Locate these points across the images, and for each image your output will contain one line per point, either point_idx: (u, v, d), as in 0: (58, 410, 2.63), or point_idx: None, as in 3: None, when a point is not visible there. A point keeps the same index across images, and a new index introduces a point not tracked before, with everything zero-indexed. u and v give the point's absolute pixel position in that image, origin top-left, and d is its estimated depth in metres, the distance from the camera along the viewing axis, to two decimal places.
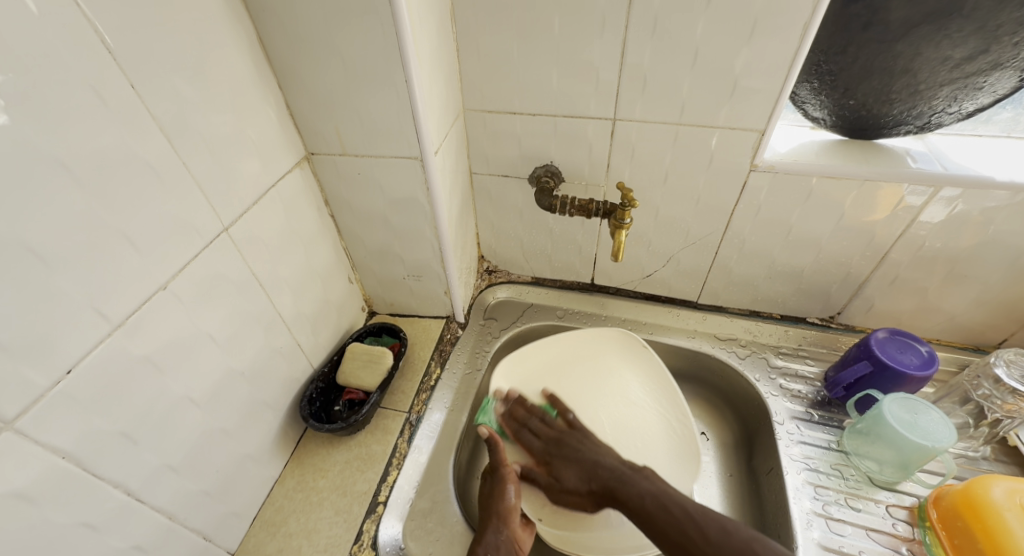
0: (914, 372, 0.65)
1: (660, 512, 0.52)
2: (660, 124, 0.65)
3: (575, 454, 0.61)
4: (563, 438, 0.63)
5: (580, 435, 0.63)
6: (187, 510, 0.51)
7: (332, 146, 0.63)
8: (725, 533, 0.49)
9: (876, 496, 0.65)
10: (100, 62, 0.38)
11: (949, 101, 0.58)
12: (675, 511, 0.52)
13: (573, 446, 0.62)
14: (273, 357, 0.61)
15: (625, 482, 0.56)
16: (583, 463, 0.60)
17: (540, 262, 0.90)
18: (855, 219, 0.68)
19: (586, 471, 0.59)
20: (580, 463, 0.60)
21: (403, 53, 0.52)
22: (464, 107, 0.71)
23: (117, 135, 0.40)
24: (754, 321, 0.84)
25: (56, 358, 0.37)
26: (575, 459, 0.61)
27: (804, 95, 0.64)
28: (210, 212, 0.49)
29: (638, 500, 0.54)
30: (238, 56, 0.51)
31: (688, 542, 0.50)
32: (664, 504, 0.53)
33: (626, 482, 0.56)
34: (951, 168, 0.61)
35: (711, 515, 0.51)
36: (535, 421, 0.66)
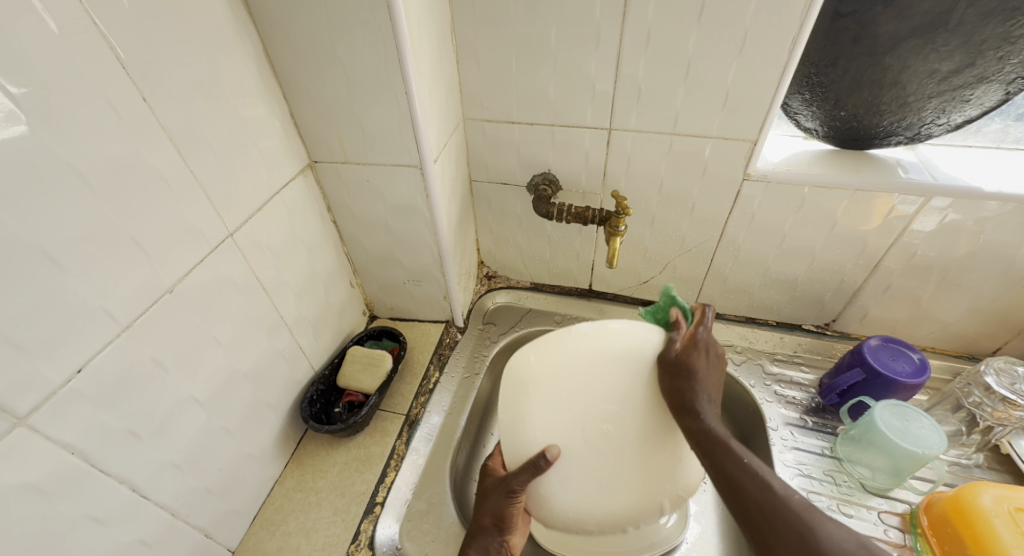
0: (905, 379, 0.65)
1: (728, 474, 0.47)
2: (654, 134, 0.67)
3: (692, 369, 0.51)
4: (704, 348, 0.53)
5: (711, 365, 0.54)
6: (190, 506, 0.52)
7: (335, 154, 0.64)
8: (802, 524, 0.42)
9: (868, 502, 0.65)
10: (114, 76, 0.40)
11: (938, 113, 0.59)
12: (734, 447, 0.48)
13: (703, 355, 0.53)
14: (274, 358, 0.63)
15: (727, 431, 0.49)
16: (700, 368, 0.51)
17: (539, 268, 0.92)
18: (847, 228, 0.69)
19: (688, 400, 0.49)
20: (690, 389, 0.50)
21: (403, 65, 0.54)
22: (464, 116, 0.73)
23: (130, 144, 0.42)
24: (750, 328, 0.85)
25: (68, 357, 0.39)
26: (692, 375, 0.51)
27: (796, 106, 0.66)
28: (216, 217, 0.51)
29: (723, 439, 0.48)
30: (244, 67, 0.53)
31: (766, 504, 0.44)
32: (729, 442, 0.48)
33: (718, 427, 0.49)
34: (941, 179, 0.62)
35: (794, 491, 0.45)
36: (678, 329, 0.55)
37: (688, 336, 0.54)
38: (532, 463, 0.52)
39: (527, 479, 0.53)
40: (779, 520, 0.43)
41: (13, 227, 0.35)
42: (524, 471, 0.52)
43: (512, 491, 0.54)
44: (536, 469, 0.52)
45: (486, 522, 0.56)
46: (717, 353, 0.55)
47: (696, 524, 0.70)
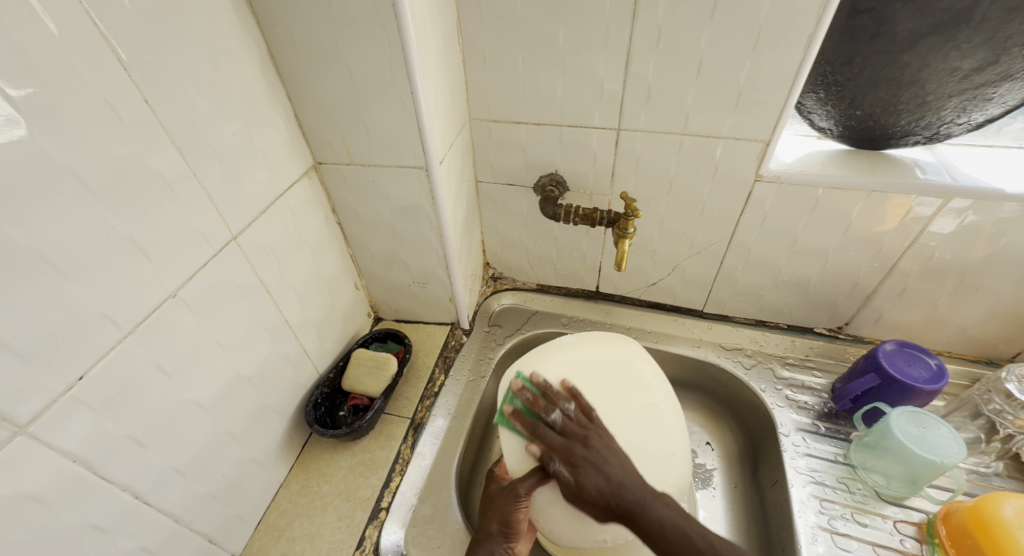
0: (922, 386, 0.64)
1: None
2: (664, 134, 0.65)
3: (596, 488, 0.51)
4: (585, 438, 0.53)
5: (602, 439, 0.53)
6: (193, 513, 0.51)
7: (339, 155, 0.64)
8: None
9: (882, 511, 0.64)
10: (115, 77, 0.39)
11: (958, 112, 0.57)
12: (665, 525, 0.49)
13: (585, 459, 0.52)
14: (279, 362, 0.62)
15: (643, 505, 0.50)
16: (599, 478, 0.51)
17: (545, 270, 0.91)
18: (862, 230, 0.67)
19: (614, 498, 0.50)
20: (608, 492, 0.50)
21: (409, 65, 0.53)
22: (470, 116, 0.72)
23: (130, 147, 0.41)
24: (760, 331, 0.84)
25: (69, 364, 0.39)
26: (599, 490, 0.50)
27: (810, 105, 0.64)
28: (220, 221, 0.50)
29: (656, 527, 0.49)
30: (248, 68, 0.52)
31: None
32: (648, 510, 0.49)
33: (647, 508, 0.49)
34: (961, 180, 0.61)
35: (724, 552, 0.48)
36: (557, 416, 0.55)
37: (562, 446, 0.53)
38: (539, 471, 0.55)
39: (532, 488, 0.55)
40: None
41: (12, 233, 0.34)
42: (530, 477, 0.56)
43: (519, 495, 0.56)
44: (543, 477, 0.55)
45: (492, 528, 0.56)
46: (602, 429, 0.55)
47: None
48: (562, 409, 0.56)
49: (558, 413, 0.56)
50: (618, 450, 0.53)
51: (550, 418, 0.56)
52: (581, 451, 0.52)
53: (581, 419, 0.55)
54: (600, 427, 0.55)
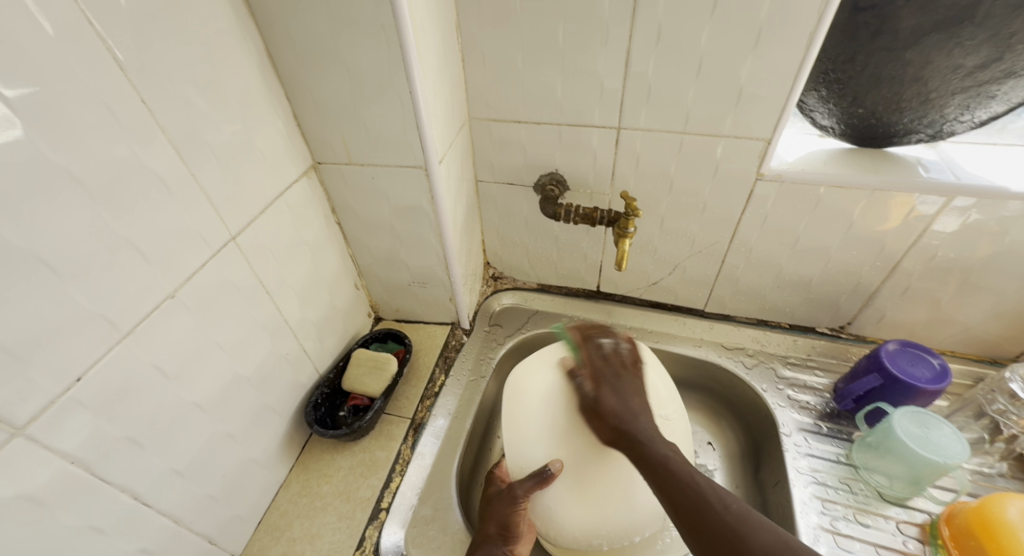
0: (925, 386, 0.63)
1: (667, 478, 0.47)
2: (665, 132, 0.65)
3: (611, 408, 0.53)
4: (612, 371, 0.56)
5: (632, 378, 0.56)
6: (193, 513, 0.51)
7: (339, 155, 0.64)
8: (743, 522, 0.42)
9: (885, 511, 0.63)
10: (112, 78, 0.39)
11: (961, 109, 0.57)
12: (664, 453, 0.48)
13: (610, 384, 0.55)
14: (278, 363, 0.62)
15: (648, 437, 0.50)
16: (618, 402, 0.53)
17: (546, 269, 0.90)
18: (864, 229, 0.66)
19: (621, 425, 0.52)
20: (615, 420, 0.52)
21: (408, 65, 0.53)
22: (469, 116, 0.72)
23: (127, 148, 0.41)
24: (762, 330, 0.83)
25: (66, 366, 0.38)
26: (614, 412, 0.53)
27: (812, 103, 0.64)
28: (218, 221, 0.50)
29: (658, 459, 0.48)
30: (246, 68, 0.52)
31: (704, 506, 0.44)
32: (651, 445, 0.49)
33: (649, 442, 0.50)
34: (964, 178, 0.60)
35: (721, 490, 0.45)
36: (612, 342, 0.59)
37: (590, 365, 0.57)
38: (536, 473, 0.56)
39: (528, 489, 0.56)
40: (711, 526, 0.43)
41: (11, 235, 0.34)
42: (527, 480, 0.56)
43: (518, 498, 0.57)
44: (540, 480, 0.56)
45: (491, 530, 0.57)
46: (625, 362, 0.57)
47: None
48: (615, 341, 0.59)
49: (610, 343, 0.59)
50: (642, 391, 0.55)
51: (598, 345, 0.58)
52: (604, 370, 0.56)
53: (625, 357, 0.58)
54: (637, 373, 0.57)
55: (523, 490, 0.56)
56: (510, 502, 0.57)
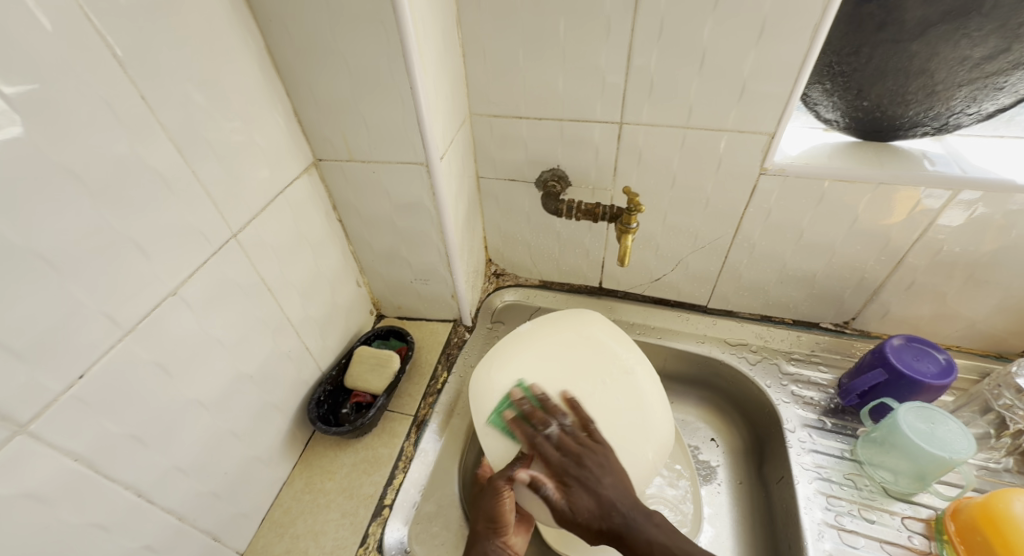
0: (930, 381, 0.63)
1: None
2: (667, 127, 0.65)
3: (586, 512, 0.49)
4: (580, 457, 0.51)
5: (597, 456, 0.52)
6: (196, 511, 0.51)
7: (339, 152, 0.63)
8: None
9: (891, 507, 0.63)
10: (112, 75, 0.39)
11: (968, 102, 0.56)
12: (653, 545, 0.48)
13: (576, 481, 0.50)
14: (281, 360, 0.62)
15: (634, 530, 0.48)
16: (590, 500, 0.50)
17: (548, 266, 0.90)
18: (869, 223, 0.66)
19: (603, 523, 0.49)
20: (597, 520, 0.49)
21: (408, 60, 0.52)
22: (470, 112, 0.71)
23: (127, 145, 0.41)
24: (765, 326, 0.83)
25: (68, 364, 0.38)
26: (592, 513, 0.49)
27: (816, 97, 0.63)
28: (219, 219, 0.50)
29: (648, 550, 0.48)
30: (246, 64, 0.52)
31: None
32: (646, 540, 0.48)
33: (628, 529, 0.49)
34: (971, 171, 0.59)
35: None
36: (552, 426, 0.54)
37: (567, 471, 0.51)
38: (516, 459, 0.54)
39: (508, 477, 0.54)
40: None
41: (11, 233, 0.34)
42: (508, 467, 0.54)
43: (501, 490, 0.54)
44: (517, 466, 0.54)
45: (479, 527, 0.55)
46: (575, 438, 0.53)
47: (710, 527, 0.71)
48: (558, 424, 0.54)
49: (556, 428, 0.54)
50: (615, 468, 0.52)
51: (546, 434, 0.54)
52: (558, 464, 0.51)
53: (576, 433, 0.54)
54: (601, 444, 0.53)
55: (505, 480, 0.54)
56: (493, 494, 0.55)
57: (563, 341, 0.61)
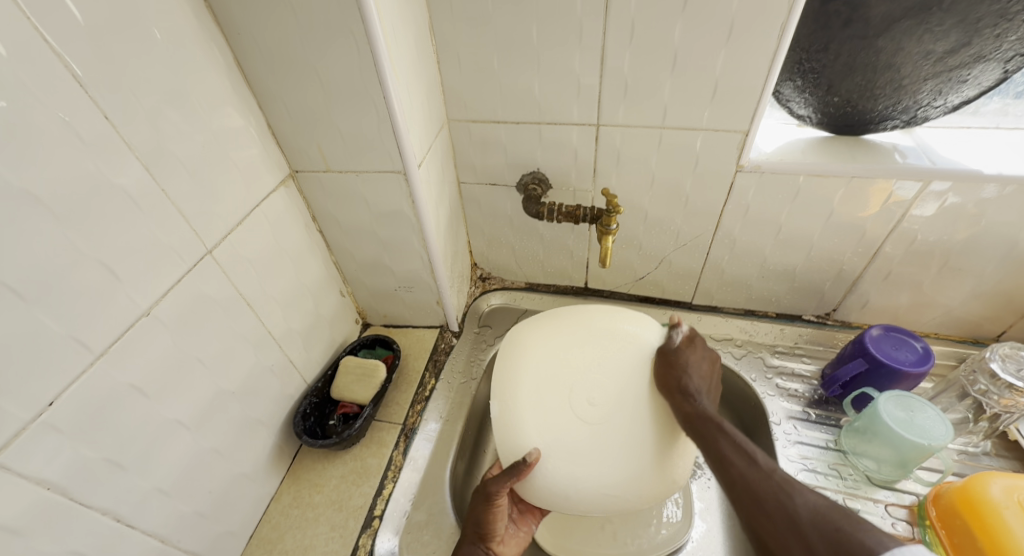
0: (909, 369, 0.64)
1: (711, 437, 0.47)
2: (644, 128, 0.65)
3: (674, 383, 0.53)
4: (677, 353, 0.55)
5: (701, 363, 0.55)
6: (179, 531, 0.51)
7: (316, 163, 0.63)
8: (783, 504, 0.40)
9: (874, 495, 0.64)
10: (73, 97, 0.38)
11: (934, 95, 0.57)
12: (736, 440, 0.46)
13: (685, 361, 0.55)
14: (264, 375, 0.61)
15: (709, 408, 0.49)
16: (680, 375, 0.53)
17: (533, 268, 0.90)
18: (845, 216, 0.67)
19: (678, 383, 0.53)
20: (677, 370, 0.54)
21: (379, 70, 0.52)
22: (448, 117, 0.71)
23: (92, 166, 0.40)
24: (749, 320, 0.84)
25: (37, 392, 0.38)
26: (684, 365, 0.54)
27: (788, 93, 0.64)
28: (194, 236, 0.50)
29: (710, 421, 0.48)
30: (216, 78, 0.51)
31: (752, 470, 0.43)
32: (727, 435, 0.47)
33: (700, 404, 0.50)
34: (940, 162, 0.61)
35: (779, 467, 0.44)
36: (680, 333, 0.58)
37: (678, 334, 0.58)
38: (512, 467, 0.53)
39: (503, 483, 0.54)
40: (757, 481, 0.42)
41: None
42: (503, 471, 0.54)
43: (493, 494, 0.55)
44: (512, 471, 0.53)
45: (468, 529, 0.57)
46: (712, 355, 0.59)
47: (701, 520, 0.69)
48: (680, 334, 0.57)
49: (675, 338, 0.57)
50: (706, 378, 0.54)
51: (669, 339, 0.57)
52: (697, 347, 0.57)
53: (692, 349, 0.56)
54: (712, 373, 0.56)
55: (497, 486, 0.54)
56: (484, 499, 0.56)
57: (532, 400, 0.55)
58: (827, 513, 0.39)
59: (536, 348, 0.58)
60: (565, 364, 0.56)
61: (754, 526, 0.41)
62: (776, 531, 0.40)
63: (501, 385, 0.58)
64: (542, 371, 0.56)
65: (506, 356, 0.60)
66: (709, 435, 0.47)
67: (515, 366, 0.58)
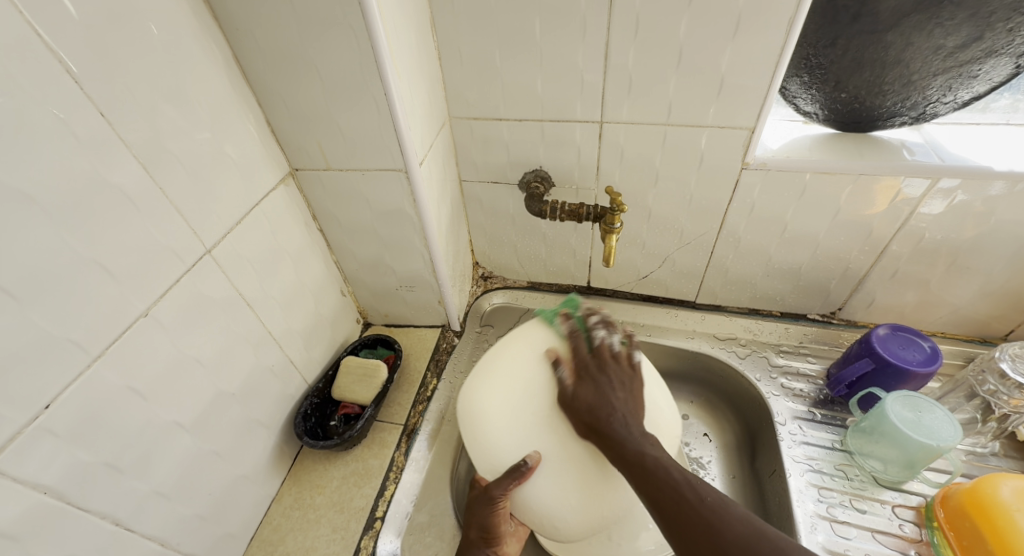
0: (916, 369, 0.64)
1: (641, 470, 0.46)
2: (648, 125, 0.64)
3: (590, 403, 0.50)
4: (605, 363, 0.52)
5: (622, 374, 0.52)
6: (179, 534, 0.50)
7: (316, 161, 0.62)
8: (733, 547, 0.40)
9: (881, 496, 0.64)
10: (68, 93, 0.38)
11: (943, 91, 0.56)
12: (674, 475, 0.45)
13: (594, 378, 0.52)
14: (264, 375, 0.61)
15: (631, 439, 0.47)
16: (595, 395, 0.50)
17: (535, 267, 0.89)
18: (851, 214, 0.66)
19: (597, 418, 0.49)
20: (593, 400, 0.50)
21: (380, 66, 0.51)
22: (450, 114, 0.70)
23: (88, 164, 0.39)
24: (753, 320, 0.83)
25: (32, 396, 0.37)
26: (591, 402, 0.50)
27: (794, 89, 0.63)
28: (192, 236, 0.49)
29: (637, 458, 0.46)
30: (213, 75, 0.50)
31: (683, 505, 0.44)
32: (666, 468, 0.46)
33: (629, 440, 0.47)
34: (948, 159, 0.60)
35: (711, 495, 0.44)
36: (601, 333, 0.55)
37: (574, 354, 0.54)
38: (512, 472, 0.52)
39: (506, 488, 0.52)
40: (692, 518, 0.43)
41: None
42: (504, 479, 0.52)
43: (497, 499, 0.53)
44: (516, 478, 0.52)
45: (473, 535, 0.55)
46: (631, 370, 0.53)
47: None
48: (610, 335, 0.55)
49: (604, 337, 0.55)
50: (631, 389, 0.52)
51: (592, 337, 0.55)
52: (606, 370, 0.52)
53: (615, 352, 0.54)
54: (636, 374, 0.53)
55: (500, 492, 0.53)
56: (487, 503, 0.54)
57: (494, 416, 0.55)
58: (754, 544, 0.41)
59: (486, 399, 0.56)
60: (516, 407, 0.54)
61: None
62: None
63: (472, 440, 0.57)
64: (497, 418, 0.55)
65: (466, 417, 0.58)
66: (640, 462, 0.46)
67: (474, 423, 0.57)
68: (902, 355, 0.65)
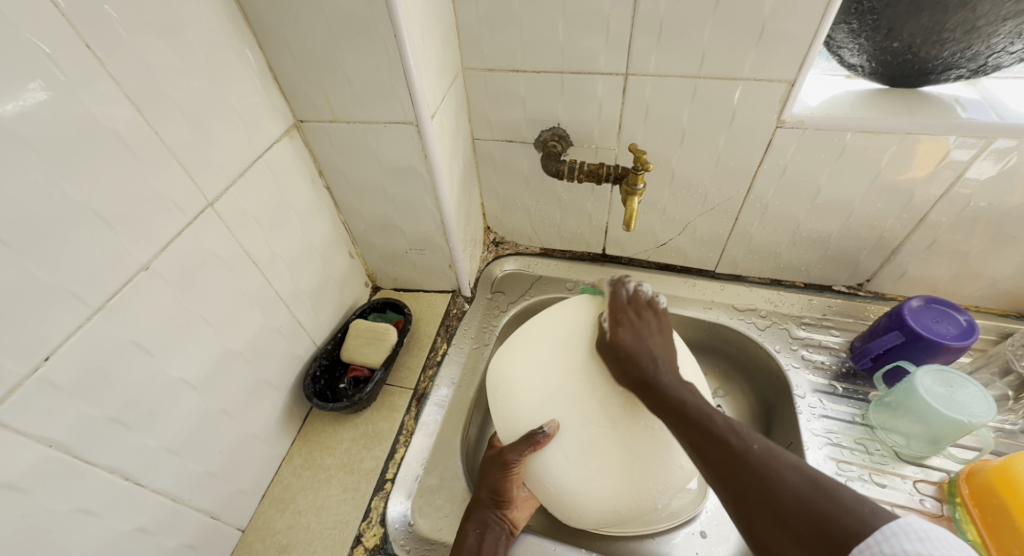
0: (950, 343, 0.61)
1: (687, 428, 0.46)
2: (677, 79, 0.60)
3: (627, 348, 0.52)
4: (638, 311, 0.55)
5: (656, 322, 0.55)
6: (192, 491, 0.50)
7: (322, 113, 0.59)
8: (766, 494, 0.39)
9: (902, 471, 0.62)
10: (55, 25, 0.35)
11: (1011, 39, 0.51)
12: (718, 422, 0.45)
13: (631, 321, 0.54)
14: (273, 335, 0.59)
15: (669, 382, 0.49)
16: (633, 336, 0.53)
17: (549, 232, 0.86)
18: (890, 178, 0.62)
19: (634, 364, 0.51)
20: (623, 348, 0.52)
21: (391, 6, 0.47)
22: (462, 66, 0.66)
23: (78, 105, 0.37)
24: (775, 290, 0.80)
25: (33, 346, 0.36)
26: (633, 343, 0.52)
27: (841, 39, 0.58)
28: (193, 187, 0.46)
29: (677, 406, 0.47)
30: (210, 13, 0.46)
31: (734, 460, 0.42)
32: (708, 415, 0.46)
33: (665, 381, 0.49)
34: (1007, 117, 0.55)
35: (754, 446, 0.43)
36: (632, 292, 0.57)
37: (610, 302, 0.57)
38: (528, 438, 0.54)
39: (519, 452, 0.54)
40: (736, 472, 0.42)
41: None
42: (520, 443, 0.54)
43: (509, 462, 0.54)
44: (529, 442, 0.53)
45: (484, 494, 0.55)
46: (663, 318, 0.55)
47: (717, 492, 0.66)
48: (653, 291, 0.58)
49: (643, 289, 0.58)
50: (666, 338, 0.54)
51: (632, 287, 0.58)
52: (627, 316, 0.54)
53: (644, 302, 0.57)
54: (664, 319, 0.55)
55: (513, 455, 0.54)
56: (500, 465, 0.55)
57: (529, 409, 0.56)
58: (808, 497, 0.38)
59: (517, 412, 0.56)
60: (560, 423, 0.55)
61: (742, 522, 0.40)
62: (765, 524, 0.39)
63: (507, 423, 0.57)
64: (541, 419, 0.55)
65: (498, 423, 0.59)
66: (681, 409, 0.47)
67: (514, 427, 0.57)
68: (936, 327, 0.62)
